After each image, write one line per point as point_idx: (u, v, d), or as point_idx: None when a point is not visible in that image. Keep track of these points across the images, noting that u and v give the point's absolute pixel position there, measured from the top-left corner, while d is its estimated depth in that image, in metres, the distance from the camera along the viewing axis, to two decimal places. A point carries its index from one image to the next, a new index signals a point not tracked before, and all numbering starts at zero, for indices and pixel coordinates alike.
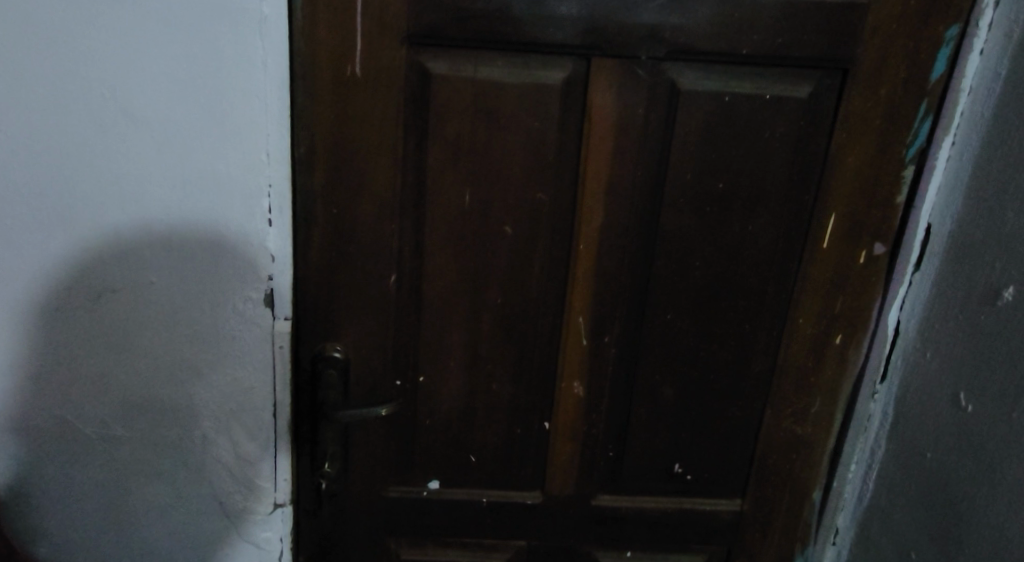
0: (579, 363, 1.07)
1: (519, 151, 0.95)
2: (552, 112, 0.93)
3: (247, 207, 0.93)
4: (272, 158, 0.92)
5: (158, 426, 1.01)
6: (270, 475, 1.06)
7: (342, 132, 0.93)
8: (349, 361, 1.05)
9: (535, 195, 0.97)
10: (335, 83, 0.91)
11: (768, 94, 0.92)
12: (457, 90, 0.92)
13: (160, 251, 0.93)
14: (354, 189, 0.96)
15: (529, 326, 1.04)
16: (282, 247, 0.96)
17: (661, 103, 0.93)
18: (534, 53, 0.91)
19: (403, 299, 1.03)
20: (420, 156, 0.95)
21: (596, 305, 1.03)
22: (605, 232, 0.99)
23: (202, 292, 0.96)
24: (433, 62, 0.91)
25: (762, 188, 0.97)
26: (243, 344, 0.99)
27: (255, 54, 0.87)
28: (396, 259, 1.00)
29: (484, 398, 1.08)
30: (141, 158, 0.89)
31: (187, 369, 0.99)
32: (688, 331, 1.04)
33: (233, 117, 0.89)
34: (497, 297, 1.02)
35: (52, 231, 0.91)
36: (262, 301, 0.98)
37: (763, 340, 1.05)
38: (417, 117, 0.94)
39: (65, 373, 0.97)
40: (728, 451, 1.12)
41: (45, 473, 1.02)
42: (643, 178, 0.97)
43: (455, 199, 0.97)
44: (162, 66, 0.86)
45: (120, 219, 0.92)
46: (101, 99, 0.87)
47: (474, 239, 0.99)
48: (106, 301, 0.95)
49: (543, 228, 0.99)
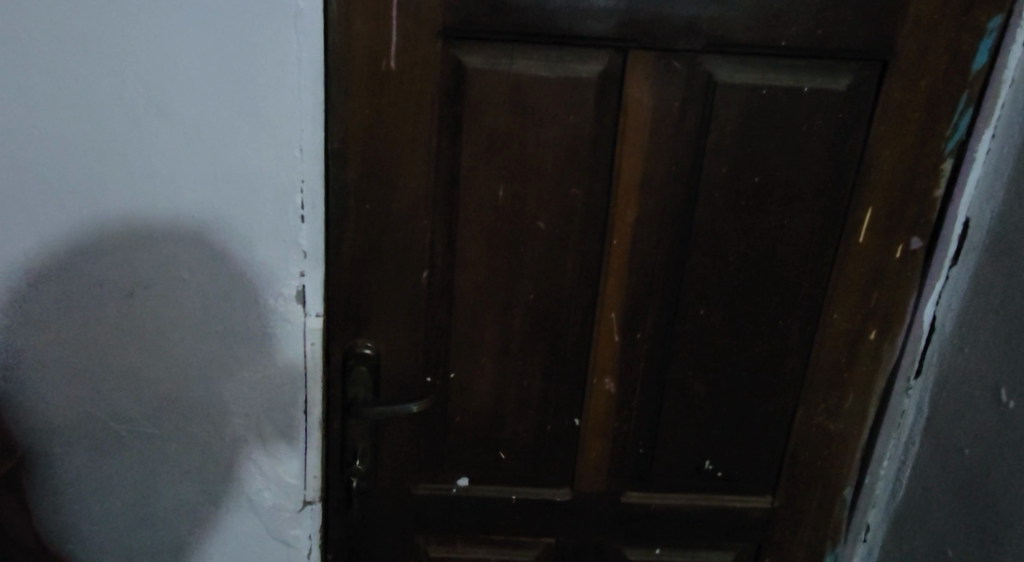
0: (610, 359, 1.06)
1: (554, 145, 0.94)
2: (587, 106, 0.92)
3: (280, 203, 0.92)
4: (305, 152, 0.91)
5: (188, 424, 1.01)
6: (299, 473, 1.06)
7: (376, 126, 0.93)
8: (379, 357, 1.05)
9: (569, 190, 0.96)
10: (370, 76, 0.91)
11: (806, 87, 0.91)
12: (492, 83, 0.91)
13: (192, 247, 0.93)
14: (387, 184, 0.96)
15: (561, 322, 1.04)
16: (315, 244, 0.96)
17: (698, 97, 0.92)
18: (570, 46, 0.90)
19: (434, 295, 1.02)
20: (454, 150, 0.95)
21: (628, 300, 1.03)
22: (639, 227, 0.98)
23: (233, 289, 0.96)
24: (468, 55, 0.91)
25: (798, 182, 0.96)
26: (274, 341, 0.99)
27: (290, 48, 0.86)
28: (428, 255, 1.00)
29: (516, 394, 1.08)
30: (172, 154, 0.89)
31: (218, 366, 0.99)
32: (721, 326, 1.04)
33: (267, 113, 0.88)
34: (529, 293, 1.02)
35: (84, 227, 0.91)
36: (294, 297, 0.97)
37: (796, 336, 1.04)
38: (451, 111, 0.93)
39: (95, 372, 0.97)
40: (759, 447, 1.12)
41: (74, 470, 1.01)
42: (678, 172, 0.96)
43: (488, 195, 0.96)
44: (195, 61, 0.86)
45: (151, 214, 0.91)
46: (134, 94, 0.86)
47: (507, 234, 0.99)
48: (138, 299, 0.95)
49: (577, 223, 0.98)
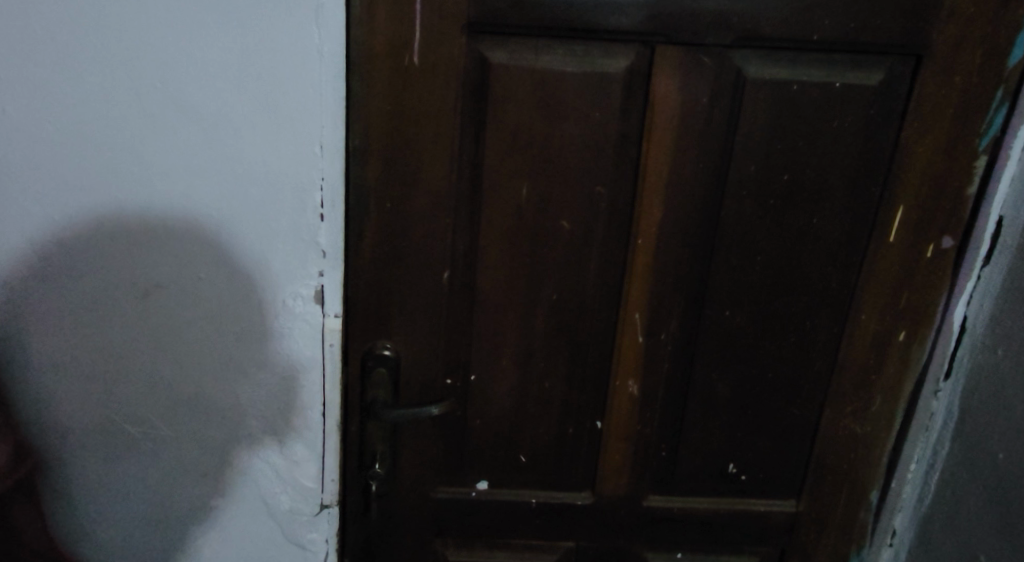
0: (633, 360, 1.05)
1: (579, 142, 0.92)
2: (613, 102, 0.90)
3: (299, 201, 0.91)
4: (325, 150, 0.89)
5: (203, 426, 0.99)
6: (316, 476, 1.05)
7: (397, 124, 0.91)
8: (399, 358, 1.03)
9: (593, 188, 0.95)
10: (392, 72, 0.89)
11: (837, 82, 0.89)
12: (517, 78, 0.89)
13: (210, 247, 0.91)
14: (409, 183, 0.94)
15: (584, 323, 1.02)
16: (334, 243, 0.94)
17: (726, 93, 0.90)
18: (596, 41, 0.89)
19: (455, 296, 1.01)
20: (477, 148, 0.93)
21: (652, 300, 1.01)
22: (664, 226, 0.97)
23: (250, 289, 0.94)
24: (492, 50, 0.89)
25: (827, 181, 0.94)
26: (291, 342, 0.97)
27: (310, 43, 0.84)
28: (449, 254, 0.98)
29: (537, 395, 1.06)
30: (190, 151, 0.87)
31: (234, 368, 0.97)
32: (746, 327, 1.02)
33: (287, 109, 0.87)
34: (552, 293, 1.00)
35: (99, 227, 0.89)
36: (312, 297, 0.96)
37: (823, 337, 1.02)
38: (474, 108, 0.91)
39: (111, 374, 0.96)
40: (783, 451, 1.10)
41: (88, 472, 1.00)
42: (705, 170, 0.94)
43: (510, 193, 0.95)
44: (214, 56, 0.84)
45: (168, 213, 0.90)
46: (153, 91, 0.85)
47: (530, 233, 0.97)
48: (154, 299, 0.93)
49: (601, 221, 0.96)
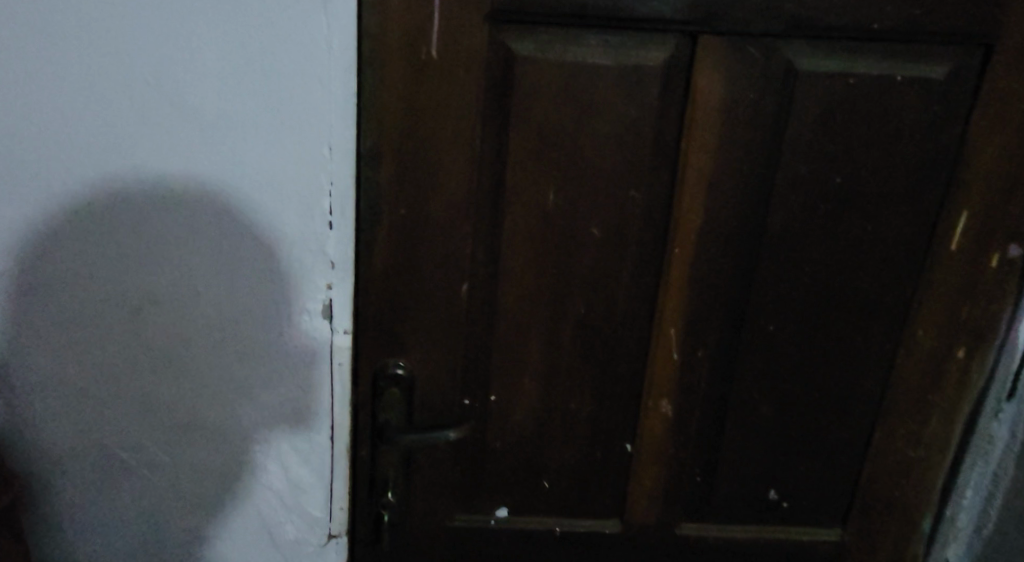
0: (667, 379, 0.97)
1: (611, 143, 0.84)
2: (650, 99, 0.83)
3: (304, 208, 0.83)
4: (334, 150, 0.81)
5: (202, 451, 0.92)
6: (323, 504, 0.96)
7: (413, 123, 0.83)
8: (413, 378, 0.95)
9: (626, 192, 0.87)
10: (408, 66, 0.81)
11: (899, 76, 0.81)
12: (544, 72, 0.82)
13: (209, 258, 0.84)
14: (424, 187, 0.86)
15: (614, 339, 0.94)
16: (343, 253, 0.86)
17: (774, 87, 0.82)
18: (630, 30, 0.81)
19: (474, 309, 0.93)
20: (500, 149, 0.85)
21: (688, 314, 0.93)
22: (703, 234, 0.89)
23: (252, 303, 0.86)
24: (517, 41, 0.81)
25: (884, 185, 0.86)
26: (297, 360, 0.89)
27: (318, 33, 0.76)
28: (469, 265, 0.90)
29: (561, 417, 0.98)
30: (186, 154, 0.79)
31: (236, 390, 0.90)
32: (791, 343, 0.94)
33: (292, 107, 0.78)
34: (579, 306, 0.92)
35: (88, 237, 0.82)
36: (320, 312, 0.88)
37: (874, 354, 0.94)
38: (497, 105, 0.83)
39: (100, 397, 0.88)
40: (829, 475, 1.01)
41: (77, 502, 0.92)
42: (749, 172, 0.86)
43: (536, 199, 0.87)
44: (212, 49, 0.76)
45: (162, 221, 0.82)
46: (145, 88, 0.77)
47: (556, 242, 0.89)
48: (149, 315, 0.85)
49: (633, 229, 0.89)
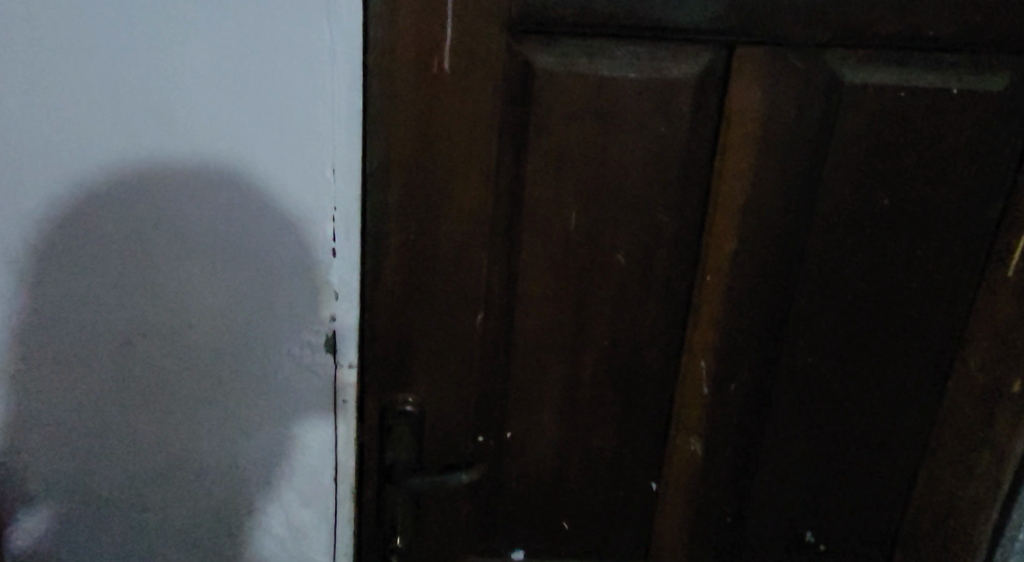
0: (696, 414, 0.90)
1: (639, 163, 0.78)
2: (681, 115, 0.76)
3: (306, 234, 0.76)
4: (339, 173, 0.74)
5: (198, 492, 0.84)
6: (327, 549, 0.89)
7: (423, 142, 0.77)
8: (422, 415, 0.89)
9: (654, 215, 0.80)
10: (418, 81, 0.75)
11: (955, 88, 0.75)
12: (566, 87, 0.75)
13: (205, 288, 0.77)
14: (436, 210, 0.79)
15: (639, 372, 0.87)
16: (348, 282, 0.79)
17: (819, 101, 0.75)
18: (661, 40, 0.74)
19: (489, 341, 0.86)
20: (518, 169, 0.78)
21: (720, 346, 0.86)
22: (738, 259, 0.82)
23: (250, 336, 0.79)
24: (536, 53, 0.74)
25: (936, 207, 0.79)
26: (299, 396, 0.82)
27: (320, 45, 0.69)
28: (483, 294, 0.83)
29: (582, 455, 0.91)
30: (178, 176, 0.72)
31: (235, 428, 0.83)
32: (832, 376, 0.87)
33: (293, 126, 0.71)
34: (603, 337, 0.86)
35: (73, 266, 0.75)
36: (323, 345, 0.81)
37: (922, 388, 0.87)
38: (515, 122, 0.77)
39: (89, 437, 0.81)
40: (871, 516, 0.94)
41: (62, 548, 0.85)
42: (789, 194, 0.79)
43: (556, 222, 0.80)
44: (204, 63, 0.69)
45: (154, 247, 0.75)
46: (132, 105, 0.69)
47: (577, 269, 0.82)
48: (140, 349, 0.78)
49: (661, 254, 0.82)
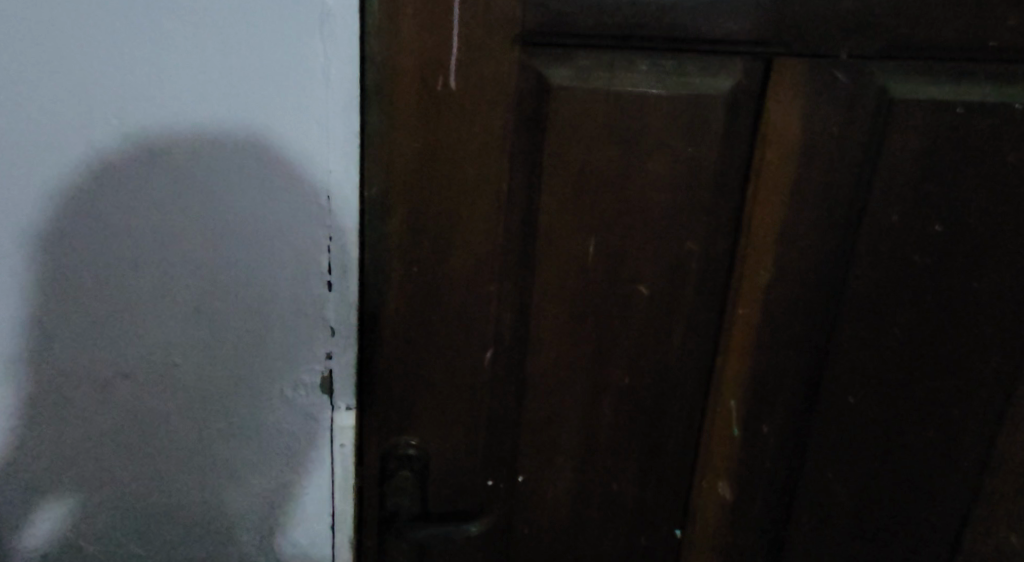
0: (725, 457, 0.82)
1: (665, 187, 0.71)
2: (712, 135, 0.70)
3: (299, 268, 0.68)
4: (334, 200, 0.67)
5: (180, 552, 0.74)
6: None
7: (428, 166, 0.69)
8: (427, 456, 0.80)
9: (681, 244, 0.73)
10: (422, 99, 0.67)
11: (1014, 104, 0.69)
12: (587, 104, 0.68)
13: (184, 333, 0.68)
14: (441, 240, 0.72)
15: (664, 412, 0.80)
16: (345, 317, 0.71)
17: (866, 120, 0.70)
18: (688, 54, 0.67)
19: (499, 380, 0.78)
20: (529, 193, 0.71)
21: (752, 384, 0.79)
22: (773, 290, 0.75)
23: (239, 377, 0.70)
24: (553, 67, 0.67)
25: (990, 234, 0.73)
26: (293, 441, 0.73)
27: (312, 60, 0.62)
28: (493, 330, 0.76)
29: (601, 502, 0.84)
30: (154, 207, 0.64)
31: (219, 490, 0.73)
32: (874, 415, 0.80)
33: (283, 146, 0.64)
34: (624, 376, 0.78)
35: (31, 312, 0.65)
36: (319, 386, 0.72)
37: (973, 429, 0.80)
38: (529, 143, 0.70)
39: (52, 504, 0.71)
40: None
41: None
42: (829, 220, 0.73)
43: (575, 252, 0.73)
44: (182, 81, 0.61)
45: (128, 280, 0.65)
46: (100, 128, 0.61)
47: (597, 302, 0.75)
48: (110, 405, 0.69)
49: (689, 286, 0.75)
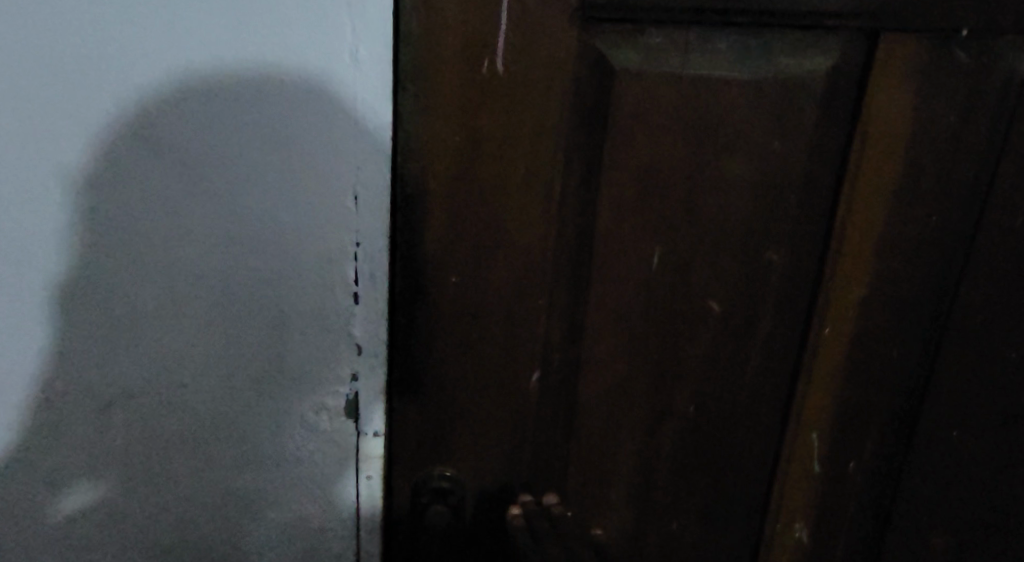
0: (805, 497, 0.72)
1: (747, 185, 0.62)
2: (803, 125, 0.60)
3: (322, 278, 0.59)
4: (361, 198, 0.57)
5: None
6: None
7: (472, 162, 0.60)
8: (460, 489, 0.70)
9: (762, 252, 0.64)
10: (466, 85, 0.58)
11: None
12: (659, 89, 0.59)
13: (193, 351, 0.59)
14: (485, 248, 0.62)
15: (737, 445, 0.70)
16: (373, 333, 0.61)
17: (984, 108, 0.60)
18: (776, 30, 0.58)
19: (547, 406, 0.68)
20: (587, 194, 0.62)
21: (839, 414, 0.69)
22: (868, 306, 0.65)
23: (254, 399, 0.61)
24: (621, 47, 0.58)
25: None
26: (314, 473, 0.64)
27: (338, 42, 0.53)
28: (543, 351, 0.66)
29: (661, 544, 0.74)
30: (159, 207, 0.56)
31: (232, 528, 0.64)
32: (981, 453, 0.69)
33: (305, 136, 0.55)
34: (692, 404, 0.69)
35: (19, 328, 0.57)
36: (343, 410, 0.63)
37: None
38: (589, 136, 0.60)
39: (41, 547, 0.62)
40: None
41: None
42: (935, 226, 0.63)
43: (639, 261, 0.64)
44: (190, 65, 0.53)
45: (130, 290, 0.57)
46: (98, 117, 0.53)
47: (663, 319, 0.66)
48: (108, 433, 0.60)
49: (769, 300, 0.65)
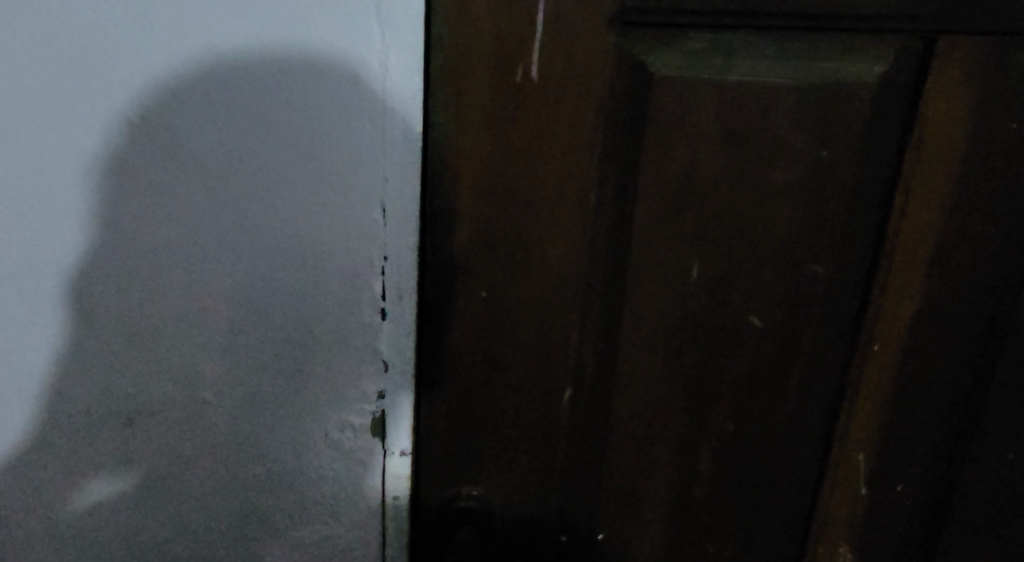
0: (850, 523, 0.68)
1: (790, 196, 0.59)
2: (850, 133, 0.57)
3: (348, 293, 0.56)
4: (389, 210, 0.55)
5: None
6: None
7: (505, 172, 0.58)
8: (489, 508, 0.67)
9: (806, 264, 0.61)
10: (500, 92, 0.56)
11: None
12: (699, 96, 0.57)
13: (216, 367, 0.57)
14: (517, 260, 0.60)
15: (779, 467, 0.67)
16: (401, 348, 0.58)
17: None
18: (823, 34, 0.55)
19: (580, 426, 0.65)
20: (623, 205, 0.59)
21: (888, 436, 0.65)
22: (918, 322, 0.62)
23: (277, 417, 0.59)
24: (659, 53, 0.56)
25: None
26: (338, 493, 0.61)
27: (367, 47, 0.51)
28: (577, 368, 0.63)
29: None
30: (184, 217, 0.54)
31: (250, 554, 0.61)
32: None
33: (332, 144, 0.53)
34: (731, 422, 0.66)
35: (45, 338, 0.56)
36: (368, 427, 0.59)
37: None
38: (626, 145, 0.58)
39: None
40: None
41: None
42: (994, 241, 0.59)
43: (678, 274, 0.61)
44: (218, 70, 0.51)
45: (153, 301, 0.55)
46: (126, 122, 0.52)
47: (702, 334, 0.63)
48: (128, 450, 0.58)
49: (813, 314, 0.62)
